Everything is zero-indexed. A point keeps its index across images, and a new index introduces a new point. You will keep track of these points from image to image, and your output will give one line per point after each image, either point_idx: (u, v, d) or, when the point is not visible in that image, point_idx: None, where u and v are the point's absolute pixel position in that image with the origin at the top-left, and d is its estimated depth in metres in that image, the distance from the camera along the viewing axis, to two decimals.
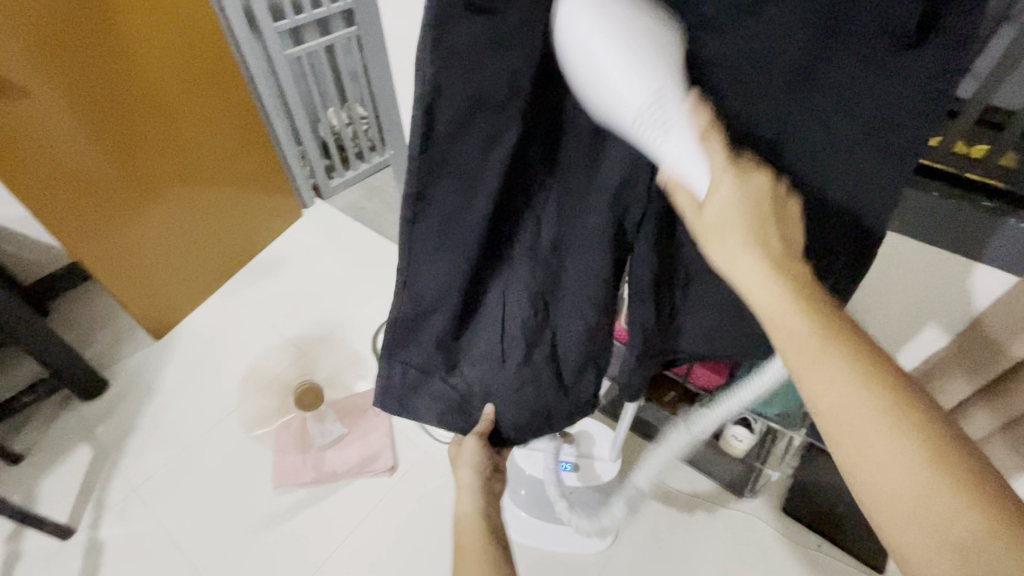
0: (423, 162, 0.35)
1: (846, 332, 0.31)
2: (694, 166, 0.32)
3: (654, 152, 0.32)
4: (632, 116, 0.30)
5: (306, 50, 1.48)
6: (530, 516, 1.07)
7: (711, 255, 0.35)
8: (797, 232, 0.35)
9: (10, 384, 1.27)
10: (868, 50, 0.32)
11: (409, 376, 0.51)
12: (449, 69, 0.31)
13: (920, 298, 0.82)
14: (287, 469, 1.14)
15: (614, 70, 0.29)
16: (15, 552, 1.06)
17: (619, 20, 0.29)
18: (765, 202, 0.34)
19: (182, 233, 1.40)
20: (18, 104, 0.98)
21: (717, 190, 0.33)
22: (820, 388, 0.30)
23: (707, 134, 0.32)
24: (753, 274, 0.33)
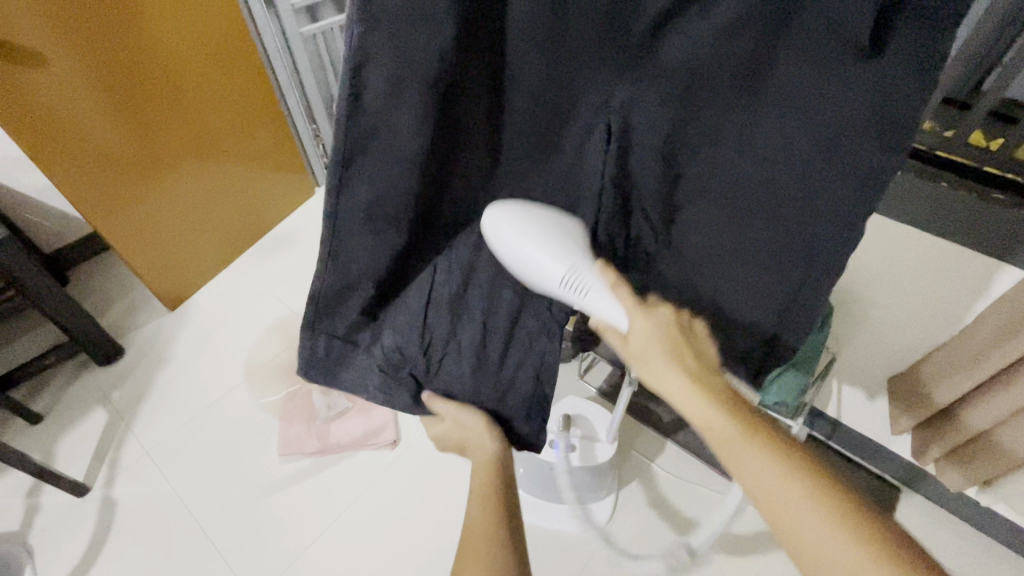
0: (352, 132, 0.37)
1: (758, 426, 0.40)
2: (611, 311, 0.44)
3: (580, 302, 0.44)
4: (556, 282, 0.44)
5: (320, 28, 1.48)
6: (527, 493, 1.10)
7: (647, 376, 0.44)
8: (705, 348, 0.46)
9: (30, 347, 1.32)
10: (823, 54, 0.36)
11: (334, 350, 0.50)
12: (380, 43, 0.34)
13: (927, 291, 0.81)
14: (292, 439, 1.18)
15: (535, 253, 0.44)
16: (34, 506, 1.11)
17: (532, 221, 0.45)
18: (674, 334, 0.45)
19: (196, 208, 1.43)
20: (39, 74, 1.00)
21: (634, 327, 0.44)
22: (746, 470, 0.38)
23: (616, 287, 0.44)
24: (677, 390, 0.43)
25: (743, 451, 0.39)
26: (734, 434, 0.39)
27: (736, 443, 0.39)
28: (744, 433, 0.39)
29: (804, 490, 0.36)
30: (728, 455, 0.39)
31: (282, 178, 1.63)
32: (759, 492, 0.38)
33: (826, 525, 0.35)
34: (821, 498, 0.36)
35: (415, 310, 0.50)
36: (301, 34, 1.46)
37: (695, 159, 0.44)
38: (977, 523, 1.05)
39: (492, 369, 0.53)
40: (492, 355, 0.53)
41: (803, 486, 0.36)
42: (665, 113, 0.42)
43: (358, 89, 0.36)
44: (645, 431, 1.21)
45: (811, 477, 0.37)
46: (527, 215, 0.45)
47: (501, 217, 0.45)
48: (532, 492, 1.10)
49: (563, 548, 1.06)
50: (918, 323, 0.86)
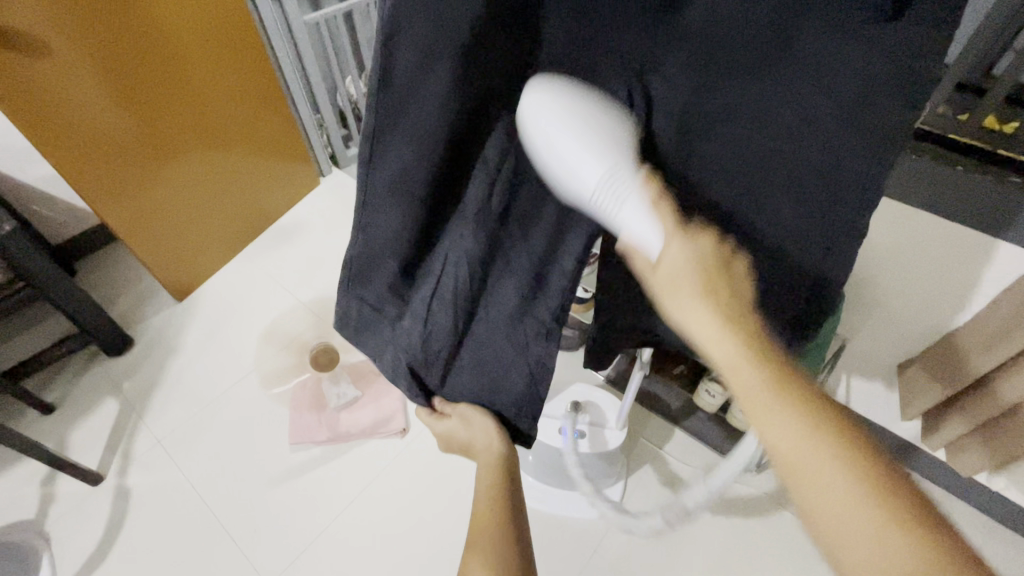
0: (383, 99, 0.38)
1: (792, 380, 0.33)
2: (649, 233, 0.36)
3: (613, 220, 0.36)
4: (588, 192, 0.35)
5: (324, 15, 1.44)
6: (536, 479, 1.11)
7: (670, 312, 0.37)
8: (747, 290, 0.37)
9: (41, 339, 1.32)
10: (845, 16, 0.33)
11: (364, 314, 0.54)
12: (412, 11, 0.33)
13: (940, 276, 0.81)
14: (303, 427, 1.18)
15: (572, 146, 0.35)
16: (49, 495, 1.12)
17: (575, 106, 0.35)
18: (713, 262, 0.36)
19: (201, 198, 1.43)
20: (44, 63, 0.99)
21: (667, 255, 0.36)
22: (770, 429, 0.33)
23: (658, 206, 0.36)
24: (704, 324, 0.35)
25: (777, 409, 0.32)
26: (764, 388, 0.33)
27: (768, 399, 0.33)
28: (779, 388, 0.33)
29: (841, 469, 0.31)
30: (756, 410, 0.33)
31: (287, 168, 1.63)
32: (781, 455, 0.33)
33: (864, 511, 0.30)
34: (859, 470, 0.31)
35: (422, 305, 0.49)
36: (303, 21, 1.42)
37: (715, 138, 0.38)
38: (984, 508, 1.06)
39: (494, 365, 0.53)
40: (493, 355, 0.52)
41: (843, 462, 0.31)
42: (690, 79, 0.37)
43: (388, 58, 0.36)
44: (654, 419, 1.21)
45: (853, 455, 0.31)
46: (570, 95, 0.35)
47: (539, 98, 0.35)
48: (541, 479, 1.10)
49: (573, 534, 1.07)
50: (930, 308, 0.86)
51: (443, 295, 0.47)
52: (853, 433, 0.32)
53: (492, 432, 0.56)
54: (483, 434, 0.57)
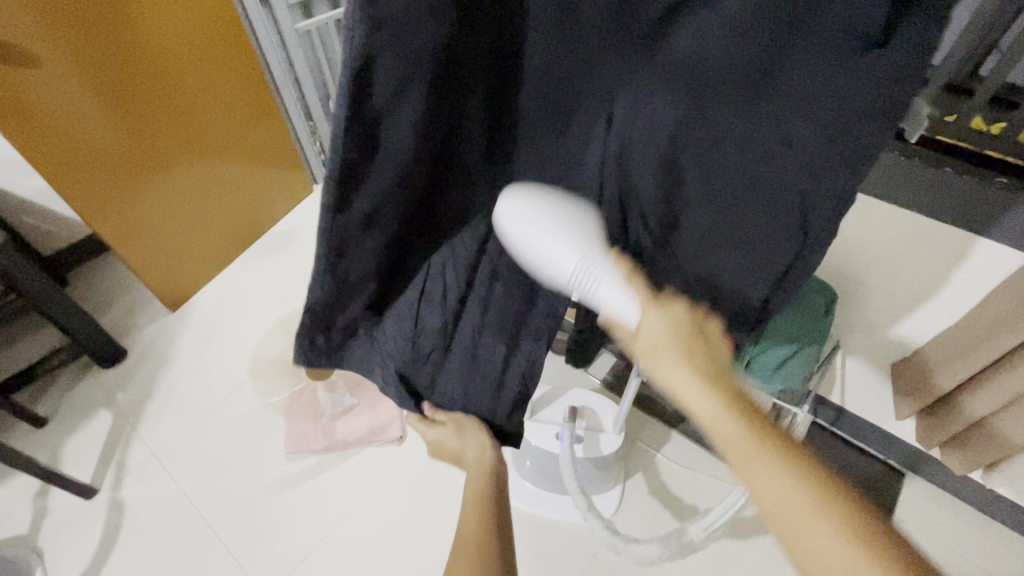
0: (350, 137, 0.32)
1: (790, 449, 0.34)
2: (626, 308, 0.40)
3: (591, 294, 0.40)
4: (568, 273, 0.39)
5: (315, 23, 1.45)
6: (535, 485, 1.11)
7: (656, 376, 0.40)
8: (721, 350, 0.41)
9: (32, 351, 1.31)
10: (838, 41, 0.33)
11: (332, 347, 0.48)
12: (386, 38, 0.29)
13: (929, 276, 0.82)
14: (298, 436, 1.18)
15: (549, 238, 0.38)
16: (42, 510, 1.10)
17: (545, 206, 0.39)
18: (688, 332, 0.40)
19: (191, 207, 1.41)
20: (32, 74, 0.98)
21: (645, 321, 0.40)
22: (769, 495, 0.33)
23: (629, 280, 0.40)
24: (702, 404, 0.37)
25: (750, 453, 0.34)
26: (757, 452, 0.34)
27: (742, 442, 0.35)
28: (748, 428, 0.35)
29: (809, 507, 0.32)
30: (735, 455, 0.35)
31: (279, 175, 1.63)
32: (763, 498, 0.34)
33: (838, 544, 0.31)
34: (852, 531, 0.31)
35: (411, 310, 0.51)
36: (295, 29, 1.44)
37: (703, 156, 0.40)
38: (981, 507, 1.07)
39: (479, 368, 0.56)
40: (481, 358, 0.56)
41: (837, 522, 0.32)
42: (674, 110, 0.38)
43: (359, 91, 0.30)
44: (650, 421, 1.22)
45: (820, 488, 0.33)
46: (534, 201, 0.39)
47: (512, 203, 0.40)
48: (540, 484, 1.10)
49: (571, 539, 1.07)
50: (919, 307, 0.87)
51: (432, 296, 0.51)
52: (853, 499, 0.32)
53: (484, 443, 0.62)
54: (474, 443, 0.61)
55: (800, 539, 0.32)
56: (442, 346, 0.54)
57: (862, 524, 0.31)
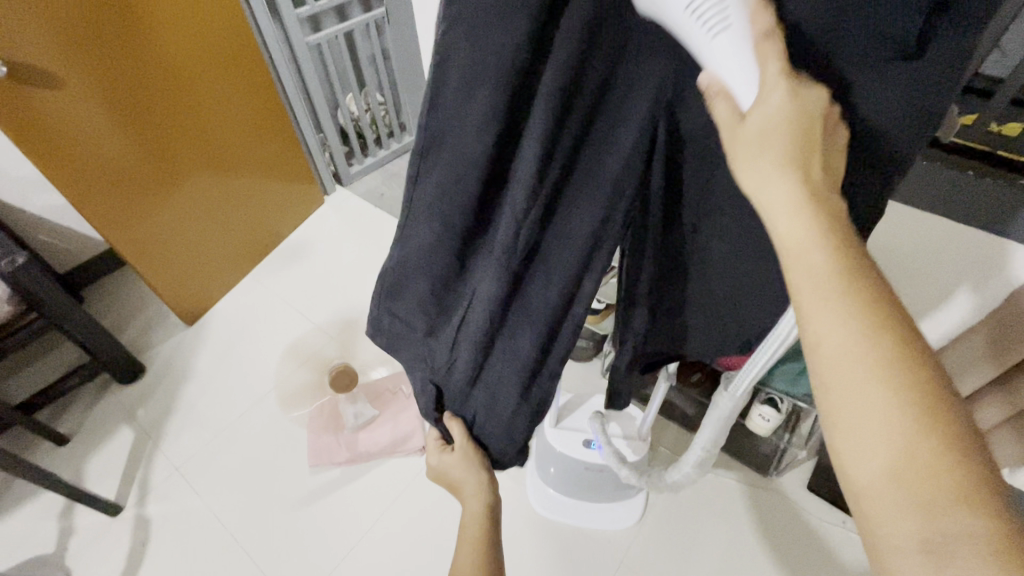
0: (432, 120, 0.39)
1: (864, 273, 0.29)
2: (744, 71, 0.30)
3: (702, 46, 0.30)
4: (683, 4, 0.29)
5: (325, 36, 1.49)
6: (559, 493, 1.11)
7: (740, 175, 0.32)
8: (841, 166, 0.32)
9: (51, 369, 1.31)
10: (867, 53, 0.31)
11: (395, 326, 0.57)
12: (460, 40, 0.34)
13: (950, 281, 0.82)
14: (322, 449, 1.18)
15: None
16: (67, 528, 1.10)
17: None
18: (815, 124, 0.30)
19: (205, 219, 1.41)
20: (54, 92, 1.00)
21: (768, 98, 0.30)
22: (820, 322, 0.29)
23: (765, 38, 0.30)
24: (782, 198, 0.30)
25: (827, 301, 0.29)
26: (834, 284, 0.29)
27: (824, 289, 0.29)
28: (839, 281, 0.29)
29: (879, 367, 0.28)
30: (812, 304, 0.29)
31: (292, 188, 1.63)
32: (824, 355, 0.30)
33: (905, 421, 0.27)
34: (908, 389, 0.27)
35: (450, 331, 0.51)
36: (306, 42, 1.47)
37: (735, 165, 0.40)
38: None
39: (504, 403, 0.54)
40: (506, 391, 0.53)
41: (890, 375, 0.28)
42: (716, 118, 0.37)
43: (439, 78, 0.36)
44: (672, 426, 1.22)
45: (901, 362, 0.28)
46: None
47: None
48: (564, 492, 1.10)
49: (597, 546, 1.07)
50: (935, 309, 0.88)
51: (468, 329, 0.49)
52: (927, 367, 0.28)
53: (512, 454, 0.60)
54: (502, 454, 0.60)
55: (847, 397, 0.29)
56: (468, 375, 0.53)
57: (935, 410, 0.27)
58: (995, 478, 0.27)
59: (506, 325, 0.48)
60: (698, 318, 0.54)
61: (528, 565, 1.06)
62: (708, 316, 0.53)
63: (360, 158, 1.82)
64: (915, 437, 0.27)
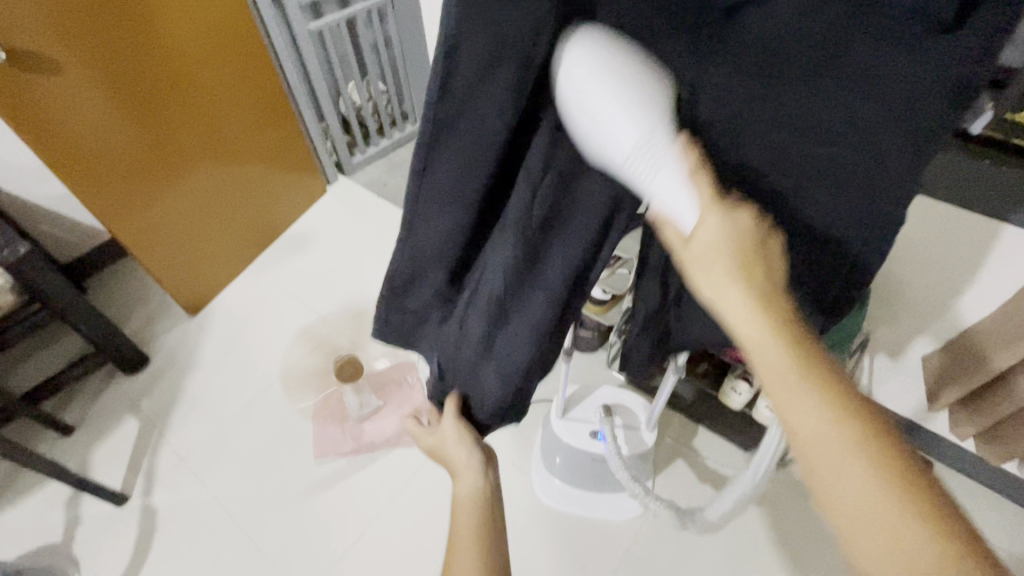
0: (441, 107, 0.37)
1: (821, 367, 0.33)
2: (683, 200, 0.34)
3: (646, 187, 0.34)
4: (622, 158, 0.33)
5: (327, 23, 1.47)
6: (565, 484, 1.11)
7: (697, 285, 0.36)
8: (782, 266, 0.37)
9: (54, 360, 1.31)
10: (899, 29, 0.32)
11: (407, 321, 0.57)
12: (473, 24, 0.32)
13: (964, 270, 0.81)
14: (328, 439, 1.18)
15: (610, 114, 0.32)
16: (74, 517, 1.11)
17: (616, 67, 0.32)
18: (750, 234, 0.35)
19: (207, 209, 1.40)
20: (54, 79, 0.98)
21: (703, 225, 0.34)
22: (794, 415, 0.32)
23: (694, 173, 0.34)
24: (739, 304, 0.34)
25: (794, 387, 0.32)
26: (796, 377, 0.32)
27: (789, 375, 0.32)
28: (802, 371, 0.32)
29: (850, 441, 0.30)
30: (779, 392, 0.33)
31: (293, 177, 1.62)
32: (798, 433, 0.32)
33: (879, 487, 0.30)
34: (880, 468, 0.30)
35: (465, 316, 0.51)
36: (307, 29, 1.45)
37: (762, 149, 0.37)
38: (1013, 496, 1.07)
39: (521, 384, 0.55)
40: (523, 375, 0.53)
41: (863, 456, 0.30)
42: (742, 98, 0.35)
43: (450, 67, 0.34)
44: (677, 417, 1.22)
45: (869, 438, 0.30)
46: (613, 56, 0.32)
47: (582, 46, 0.32)
48: (569, 483, 1.10)
49: (602, 536, 1.07)
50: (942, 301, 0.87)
51: (486, 314, 0.48)
52: (893, 445, 0.31)
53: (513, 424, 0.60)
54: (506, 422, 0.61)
55: (834, 485, 0.31)
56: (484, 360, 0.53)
57: (911, 485, 0.29)
58: (976, 541, 0.29)
59: (522, 304, 0.48)
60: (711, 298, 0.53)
61: (533, 555, 1.06)
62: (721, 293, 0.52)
63: (362, 147, 1.81)
64: (890, 504, 0.29)
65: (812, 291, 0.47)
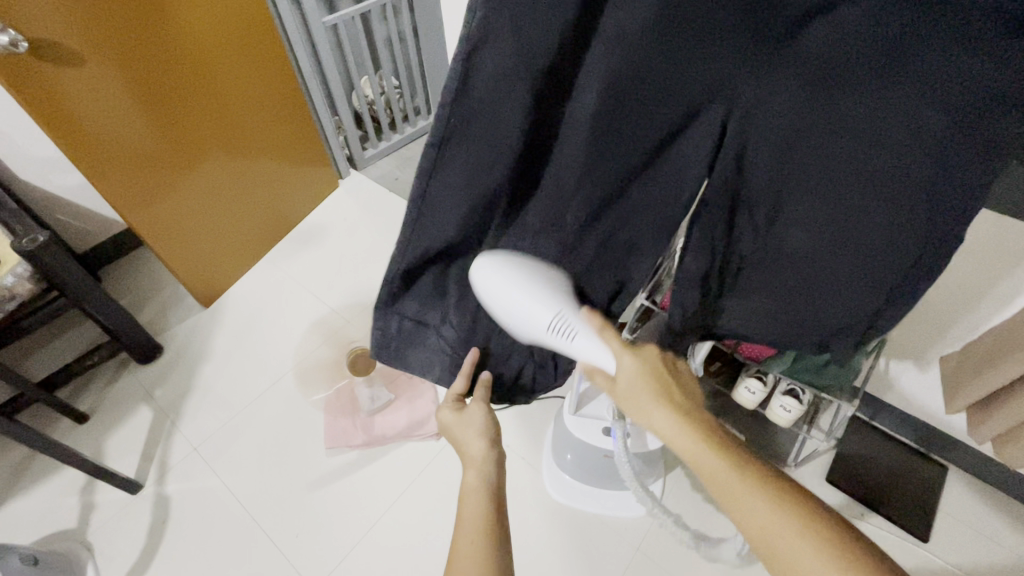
0: (457, 107, 0.42)
1: (746, 467, 0.43)
2: (600, 352, 0.50)
3: (569, 345, 0.51)
4: (544, 327, 0.50)
5: (342, 17, 1.47)
6: (575, 480, 1.11)
7: (635, 413, 0.50)
8: (691, 391, 0.51)
9: (70, 348, 1.32)
10: (970, 31, 0.32)
11: (405, 328, 0.59)
12: (499, 22, 0.37)
13: (992, 269, 0.78)
14: (339, 431, 1.19)
15: (526, 303, 0.49)
16: (89, 504, 1.12)
17: (519, 273, 0.50)
18: (657, 371, 0.50)
19: (220, 203, 1.40)
20: (70, 71, 0.98)
21: (622, 367, 0.50)
22: (741, 510, 0.41)
23: (601, 330, 0.51)
24: (667, 427, 0.47)
25: (735, 493, 0.42)
26: (726, 475, 0.43)
27: (722, 479, 0.43)
28: (732, 469, 0.43)
29: (783, 522, 0.40)
30: (725, 495, 0.42)
31: (306, 171, 1.62)
32: (746, 523, 0.41)
33: (819, 562, 0.38)
34: (814, 540, 0.39)
35: None
36: (323, 23, 1.45)
37: (812, 156, 0.41)
38: None
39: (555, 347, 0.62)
40: None
41: (799, 532, 0.39)
42: (797, 103, 0.38)
43: (469, 68, 0.40)
44: None
45: (800, 517, 0.40)
46: (514, 265, 0.50)
47: (479, 266, 0.51)
48: (580, 479, 1.11)
49: (613, 533, 1.07)
50: (969, 306, 0.85)
51: None
52: (820, 519, 0.40)
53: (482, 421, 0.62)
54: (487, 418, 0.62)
55: (786, 563, 0.39)
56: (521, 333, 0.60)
57: (844, 551, 0.38)
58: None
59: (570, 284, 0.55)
60: (757, 305, 0.56)
61: (542, 550, 1.06)
62: (770, 300, 0.54)
63: (375, 142, 1.81)
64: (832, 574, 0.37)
65: (852, 299, 0.49)
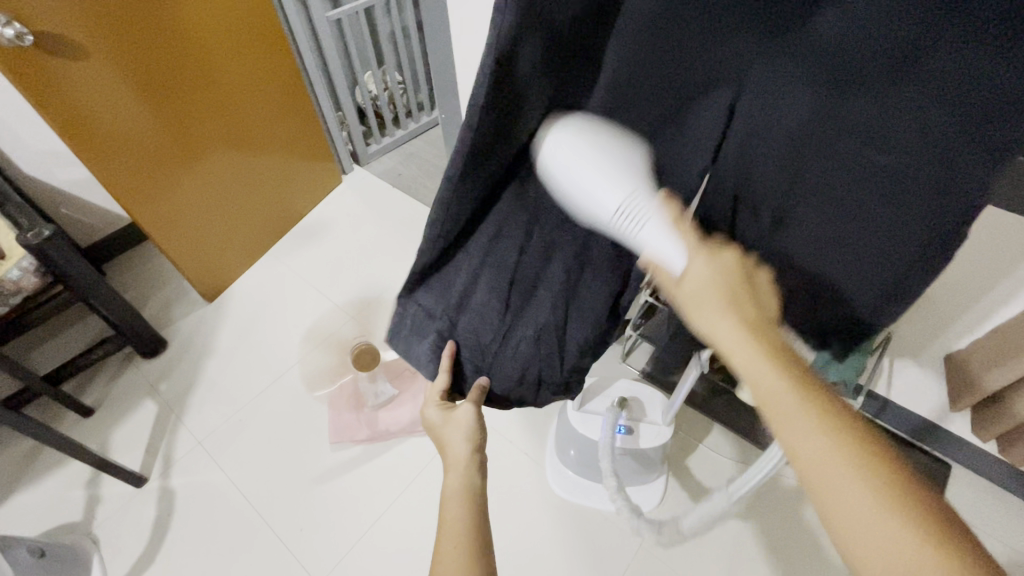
0: (491, 119, 0.37)
1: (814, 389, 0.35)
2: (673, 246, 0.38)
3: (633, 239, 0.38)
4: (611, 212, 0.37)
5: (346, 11, 1.47)
6: (577, 475, 1.11)
7: (693, 319, 0.40)
8: (766, 300, 0.41)
9: (74, 342, 1.32)
10: (988, 25, 0.26)
11: (410, 323, 0.57)
12: (529, 26, 0.34)
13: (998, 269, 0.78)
14: (343, 427, 1.19)
15: (594, 178, 0.37)
16: (94, 497, 1.12)
17: (587, 138, 0.38)
18: (733, 275, 0.40)
19: (218, 198, 1.39)
20: (75, 65, 0.98)
21: (693, 266, 0.39)
22: (795, 434, 0.34)
23: (678, 225, 0.39)
24: (729, 335, 0.38)
25: (795, 414, 0.34)
26: (787, 393, 0.35)
27: (784, 398, 0.35)
28: (800, 391, 0.35)
29: (846, 455, 0.33)
30: (781, 413, 0.35)
31: (309, 167, 1.62)
32: (799, 451, 0.34)
33: (883, 507, 0.32)
34: (879, 485, 0.32)
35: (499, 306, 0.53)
36: (327, 17, 1.45)
37: (817, 160, 0.37)
38: None
39: (555, 355, 0.57)
40: (574, 342, 0.56)
41: (859, 469, 0.33)
42: (807, 104, 0.34)
43: (507, 75, 0.35)
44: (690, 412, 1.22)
45: (858, 446, 0.33)
46: (585, 134, 0.38)
47: (554, 140, 0.39)
48: (582, 475, 1.11)
49: (615, 529, 1.07)
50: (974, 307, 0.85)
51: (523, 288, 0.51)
52: (888, 463, 0.33)
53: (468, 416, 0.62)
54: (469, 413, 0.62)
55: (835, 497, 0.33)
56: (523, 339, 0.55)
57: (909, 503, 0.32)
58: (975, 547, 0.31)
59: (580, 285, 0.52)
60: None
61: (544, 547, 1.06)
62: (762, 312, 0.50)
63: (377, 137, 1.81)
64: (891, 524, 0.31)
65: (846, 307, 0.45)
